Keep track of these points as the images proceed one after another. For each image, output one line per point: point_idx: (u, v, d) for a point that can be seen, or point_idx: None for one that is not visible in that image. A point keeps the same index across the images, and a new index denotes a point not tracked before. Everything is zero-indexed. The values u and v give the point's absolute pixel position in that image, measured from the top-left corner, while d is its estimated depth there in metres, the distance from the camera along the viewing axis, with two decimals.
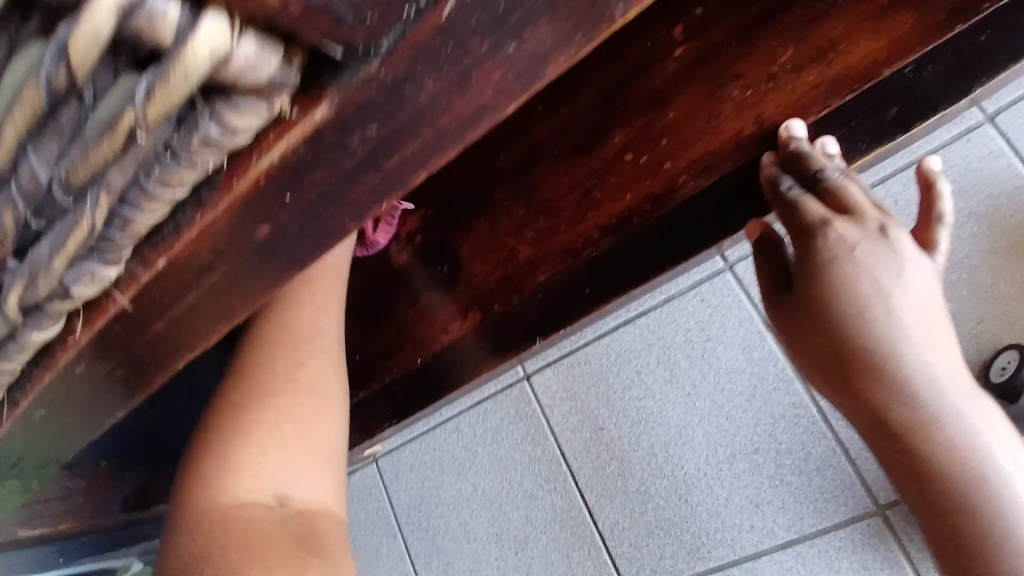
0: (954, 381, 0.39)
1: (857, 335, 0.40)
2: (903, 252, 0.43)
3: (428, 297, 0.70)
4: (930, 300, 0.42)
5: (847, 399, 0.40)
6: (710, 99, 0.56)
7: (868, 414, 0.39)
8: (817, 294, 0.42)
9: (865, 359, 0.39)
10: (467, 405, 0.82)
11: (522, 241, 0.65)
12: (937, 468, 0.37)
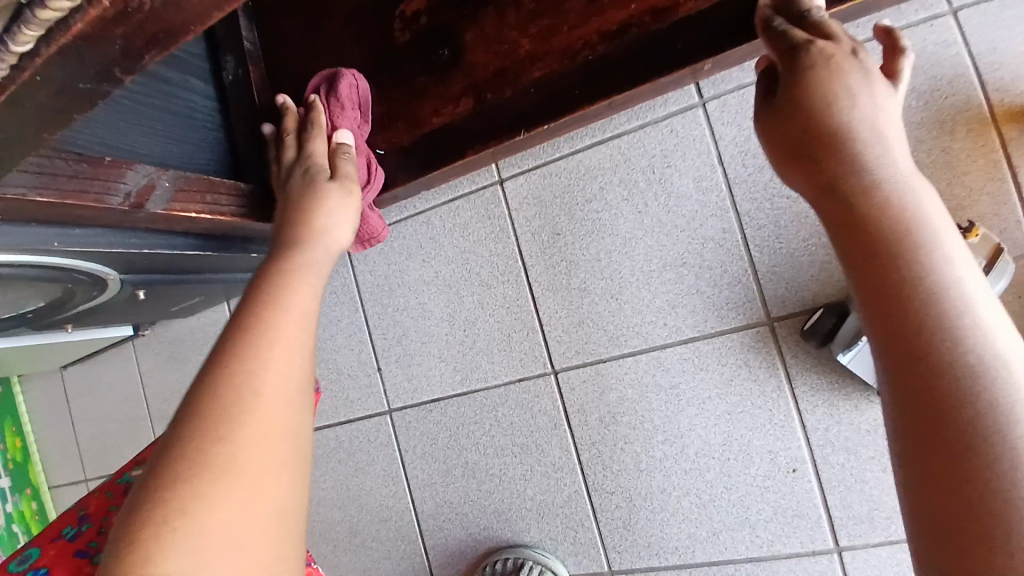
0: (896, 170, 0.42)
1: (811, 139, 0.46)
2: (873, 75, 0.49)
3: (425, 79, 0.75)
4: (891, 123, 0.47)
5: (811, 172, 0.45)
6: None
7: (823, 180, 0.44)
8: (797, 92, 0.47)
9: (816, 153, 0.45)
10: (440, 200, 0.89)
11: (525, 36, 0.70)
12: (885, 216, 0.39)
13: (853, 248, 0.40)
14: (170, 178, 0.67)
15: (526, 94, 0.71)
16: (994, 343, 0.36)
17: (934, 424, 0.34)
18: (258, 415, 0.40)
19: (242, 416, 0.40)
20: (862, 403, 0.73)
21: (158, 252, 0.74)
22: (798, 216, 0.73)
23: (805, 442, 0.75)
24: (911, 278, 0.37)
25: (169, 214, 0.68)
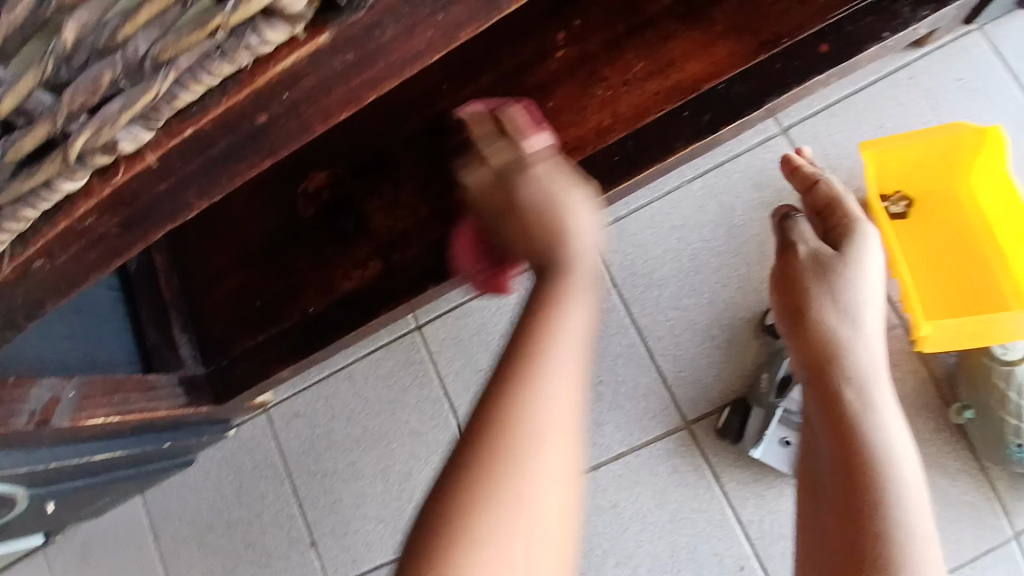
0: (871, 358, 0.57)
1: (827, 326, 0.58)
2: (862, 261, 0.61)
3: (331, 247, 0.79)
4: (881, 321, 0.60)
5: (795, 331, 0.60)
6: (580, 96, 0.73)
7: (802, 338, 0.59)
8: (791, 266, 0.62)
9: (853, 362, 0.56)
10: (359, 355, 0.90)
11: (421, 200, 0.77)
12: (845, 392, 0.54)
13: (828, 412, 0.55)
14: (76, 387, 0.66)
15: (425, 248, 0.76)
16: (908, 497, 0.50)
17: (853, 570, 0.48)
18: (544, 451, 0.42)
19: (536, 448, 0.42)
20: (785, 488, 0.77)
21: (65, 463, 0.68)
22: (690, 323, 0.81)
23: (746, 537, 0.77)
24: (858, 442, 0.52)
25: (76, 426, 0.64)
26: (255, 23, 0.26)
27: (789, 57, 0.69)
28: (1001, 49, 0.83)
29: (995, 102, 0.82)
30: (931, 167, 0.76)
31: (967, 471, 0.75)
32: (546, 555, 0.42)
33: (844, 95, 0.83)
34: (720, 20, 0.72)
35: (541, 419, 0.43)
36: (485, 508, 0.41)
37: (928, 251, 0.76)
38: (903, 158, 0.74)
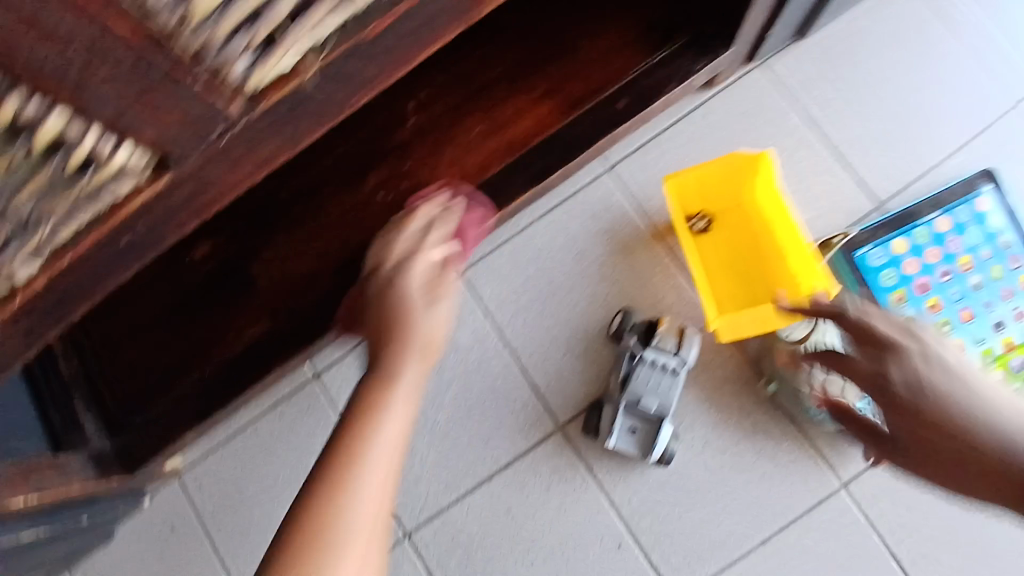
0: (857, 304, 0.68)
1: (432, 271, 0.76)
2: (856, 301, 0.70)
3: (225, 312, 0.89)
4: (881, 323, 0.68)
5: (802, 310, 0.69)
6: (433, 155, 0.86)
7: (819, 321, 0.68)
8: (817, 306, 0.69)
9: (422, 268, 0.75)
10: (264, 407, 0.98)
11: (303, 260, 0.88)
12: (854, 319, 0.65)
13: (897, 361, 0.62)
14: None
15: (311, 302, 0.88)
16: (930, 358, 0.60)
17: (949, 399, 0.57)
18: (371, 481, 0.58)
19: (351, 532, 0.56)
20: (646, 469, 0.91)
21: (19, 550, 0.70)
22: (552, 337, 0.95)
23: (621, 517, 0.91)
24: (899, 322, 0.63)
25: (13, 510, 0.67)
26: (105, 180, 0.39)
27: (596, 113, 0.85)
28: (779, 80, 0.95)
29: (778, 126, 0.95)
30: (724, 188, 0.91)
31: (787, 433, 0.91)
32: (378, 491, 0.59)
33: (654, 135, 0.96)
34: (540, 84, 0.86)
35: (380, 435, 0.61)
36: (342, 497, 0.57)
37: (729, 258, 0.91)
38: (699, 184, 0.90)
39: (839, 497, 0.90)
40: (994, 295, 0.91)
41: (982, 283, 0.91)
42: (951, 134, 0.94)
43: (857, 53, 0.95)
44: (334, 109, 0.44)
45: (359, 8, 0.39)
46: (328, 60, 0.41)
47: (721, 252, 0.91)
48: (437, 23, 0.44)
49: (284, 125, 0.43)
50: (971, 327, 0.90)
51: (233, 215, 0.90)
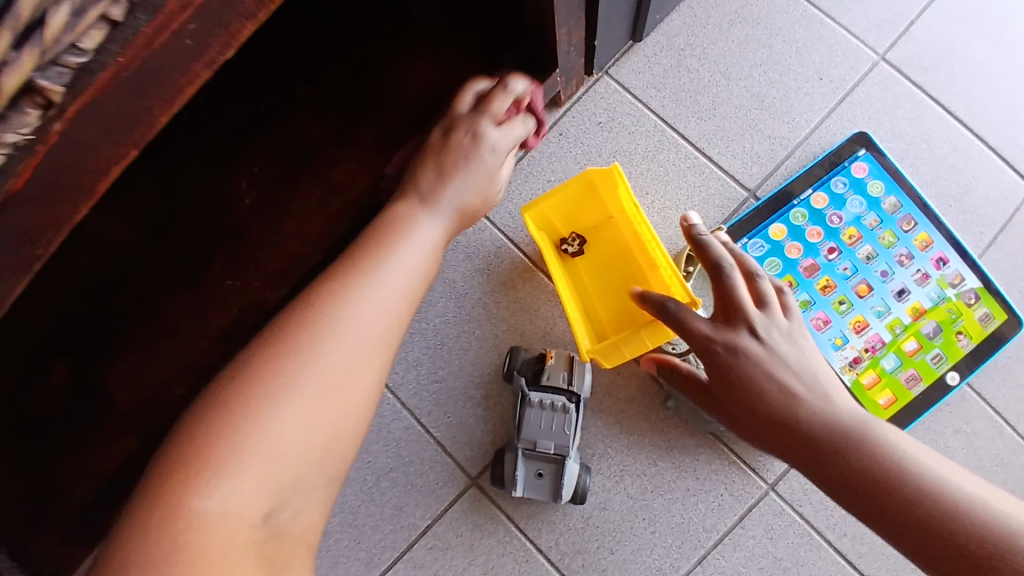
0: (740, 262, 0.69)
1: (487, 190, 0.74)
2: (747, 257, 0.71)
3: (89, 433, 0.83)
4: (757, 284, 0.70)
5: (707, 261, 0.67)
6: (274, 231, 0.82)
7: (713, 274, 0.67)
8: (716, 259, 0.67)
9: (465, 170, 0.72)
10: None
11: (160, 363, 0.82)
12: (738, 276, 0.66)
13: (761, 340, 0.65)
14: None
15: (177, 408, 0.82)
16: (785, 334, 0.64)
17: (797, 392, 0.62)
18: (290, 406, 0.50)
19: (308, 356, 0.52)
20: (567, 508, 0.87)
21: None
22: (450, 389, 0.90)
23: (549, 561, 0.87)
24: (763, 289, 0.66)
25: None
26: None
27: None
28: (627, 84, 0.92)
29: (638, 130, 0.91)
30: (588, 206, 0.83)
31: (703, 445, 0.87)
32: (311, 474, 0.50)
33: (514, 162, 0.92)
34: (372, 137, 0.82)
35: (375, 316, 0.55)
36: (228, 478, 0.47)
37: (608, 279, 0.83)
38: (558, 209, 0.83)
39: (769, 500, 0.86)
40: (890, 262, 0.86)
41: (874, 253, 0.86)
42: (814, 103, 0.91)
43: (701, 41, 0.92)
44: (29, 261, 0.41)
45: None
46: None
47: (599, 273, 0.84)
48: (110, 145, 0.40)
49: None
50: (870, 299, 0.85)
51: (79, 325, 0.83)
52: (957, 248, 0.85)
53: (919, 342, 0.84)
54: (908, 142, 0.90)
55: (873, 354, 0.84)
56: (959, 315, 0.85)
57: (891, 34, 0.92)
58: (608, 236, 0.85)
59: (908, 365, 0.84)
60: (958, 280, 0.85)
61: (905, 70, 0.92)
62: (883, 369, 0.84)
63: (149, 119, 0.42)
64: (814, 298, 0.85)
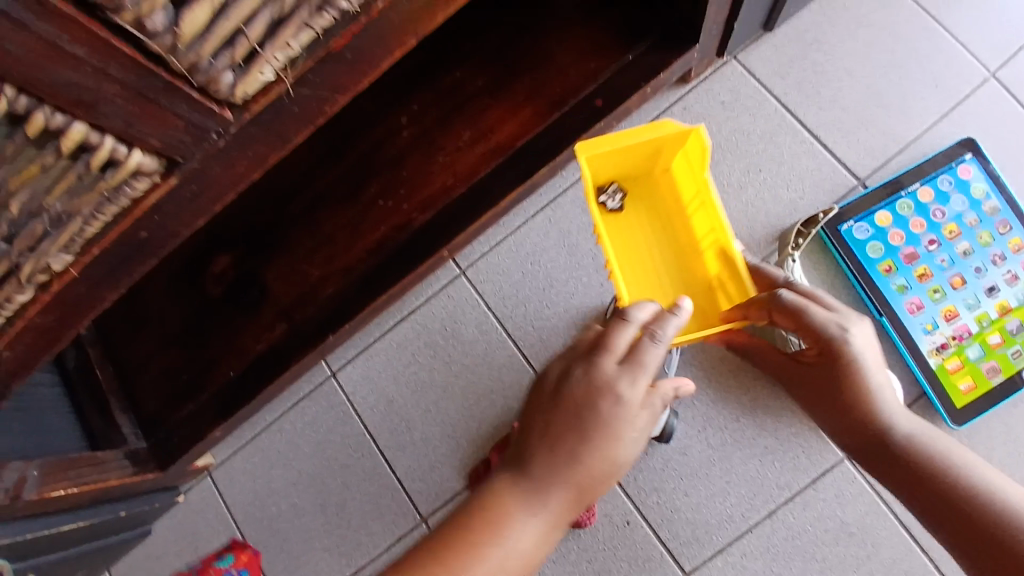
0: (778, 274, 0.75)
1: (636, 420, 0.57)
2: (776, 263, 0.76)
3: (239, 318, 0.93)
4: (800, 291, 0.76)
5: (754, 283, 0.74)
6: (426, 160, 0.92)
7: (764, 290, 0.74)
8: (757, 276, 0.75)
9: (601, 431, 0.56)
10: (281, 410, 1.02)
11: (310, 265, 0.92)
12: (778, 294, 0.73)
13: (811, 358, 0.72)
14: (37, 466, 0.74)
15: (321, 306, 0.92)
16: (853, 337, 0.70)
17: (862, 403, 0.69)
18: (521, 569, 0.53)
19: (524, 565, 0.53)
20: (650, 449, 0.94)
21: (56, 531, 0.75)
22: (553, 327, 0.99)
23: (628, 495, 0.94)
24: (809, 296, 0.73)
25: (43, 498, 0.72)
26: (122, 171, 0.44)
27: (576, 113, 0.90)
28: (752, 70, 1.00)
29: (758, 112, 0.99)
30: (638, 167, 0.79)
31: (787, 407, 0.93)
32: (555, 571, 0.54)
33: None
34: (523, 88, 0.92)
35: (607, 471, 0.56)
36: None
37: (639, 235, 0.82)
38: (612, 160, 0.75)
39: (844, 467, 0.91)
40: (984, 260, 0.91)
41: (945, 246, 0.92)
42: (929, 106, 0.97)
43: (824, 39, 0.99)
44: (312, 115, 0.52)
45: (325, 25, 0.45)
46: (300, 72, 0.47)
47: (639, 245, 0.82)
48: (397, 33, 0.50)
49: (270, 130, 0.50)
50: (963, 291, 0.91)
51: (248, 220, 0.94)
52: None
53: (1003, 337, 0.90)
54: (1018, 152, 0.95)
55: (959, 342, 0.90)
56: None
57: (1015, 51, 0.97)
58: (645, 190, 0.83)
59: (990, 357, 0.90)
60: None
61: (1011, 91, 0.97)
62: (966, 357, 0.90)
63: (428, 14, 0.51)
64: (911, 284, 0.91)
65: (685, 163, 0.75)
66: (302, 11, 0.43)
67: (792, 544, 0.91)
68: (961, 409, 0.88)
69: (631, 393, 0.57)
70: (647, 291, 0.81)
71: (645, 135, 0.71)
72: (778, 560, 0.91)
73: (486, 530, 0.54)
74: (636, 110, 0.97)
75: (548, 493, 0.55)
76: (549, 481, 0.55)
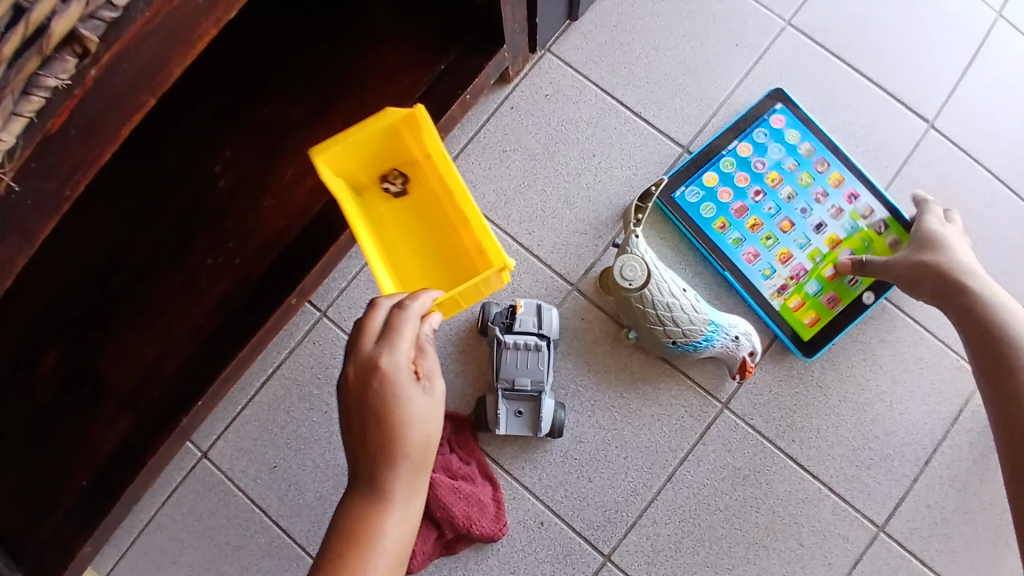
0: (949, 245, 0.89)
1: (418, 383, 0.61)
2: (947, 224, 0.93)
3: (82, 418, 0.85)
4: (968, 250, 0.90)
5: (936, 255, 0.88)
6: (252, 210, 0.87)
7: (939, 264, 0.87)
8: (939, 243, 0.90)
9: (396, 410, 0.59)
10: (158, 502, 0.95)
11: (150, 344, 0.85)
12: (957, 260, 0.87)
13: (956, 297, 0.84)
14: None
15: (171, 385, 0.85)
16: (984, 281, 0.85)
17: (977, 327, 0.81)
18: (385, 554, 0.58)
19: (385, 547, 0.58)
20: (546, 446, 0.95)
21: None
22: None
23: (534, 496, 0.94)
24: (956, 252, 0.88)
25: None
26: None
27: None
28: (568, 58, 1.02)
29: (581, 98, 1.01)
30: (388, 149, 0.82)
31: (663, 374, 0.96)
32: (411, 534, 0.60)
33: (471, 136, 1.00)
34: (340, 116, 0.89)
35: (423, 441, 0.60)
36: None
37: (411, 218, 0.85)
38: (354, 145, 0.77)
39: (725, 417, 0.96)
40: (809, 200, 0.98)
41: (796, 192, 0.98)
42: (733, 65, 1.03)
43: (628, 19, 1.04)
44: (53, 203, 0.47)
45: (36, 108, 0.40)
46: (22, 163, 0.42)
47: (405, 218, 0.85)
48: (134, 95, 0.46)
49: (5, 229, 0.45)
50: (794, 234, 0.98)
51: (67, 311, 0.85)
52: (867, 184, 0.98)
53: (839, 269, 0.97)
54: (815, 94, 1.04)
55: (797, 281, 0.97)
56: (869, 243, 0.97)
57: (794, 3, 1.06)
58: (419, 176, 0.85)
59: (829, 289, 0.97)
60: (869, 212, 0.97)
61: (809, 34, 1.05)
62: (806, 293, 0.97)
63: (167, 72, 0.48)
64: (744, 235, 0.97)
65: (432, 147, 0.77)
66: (2, 101, 0.38)
67: (695, 500, 0.94)
68: (811, 341, 0.96)
69: (395, 359, 0.60)
70: (416, 272, 0.84)
71: (367, 127, 0.75)
72: (686, 520, 0.94)
73: (356, 550, 0.57)
74: (462, 118, 0.96)
75: (389, 490, 0.59)
76: (382, 483, 0.59)
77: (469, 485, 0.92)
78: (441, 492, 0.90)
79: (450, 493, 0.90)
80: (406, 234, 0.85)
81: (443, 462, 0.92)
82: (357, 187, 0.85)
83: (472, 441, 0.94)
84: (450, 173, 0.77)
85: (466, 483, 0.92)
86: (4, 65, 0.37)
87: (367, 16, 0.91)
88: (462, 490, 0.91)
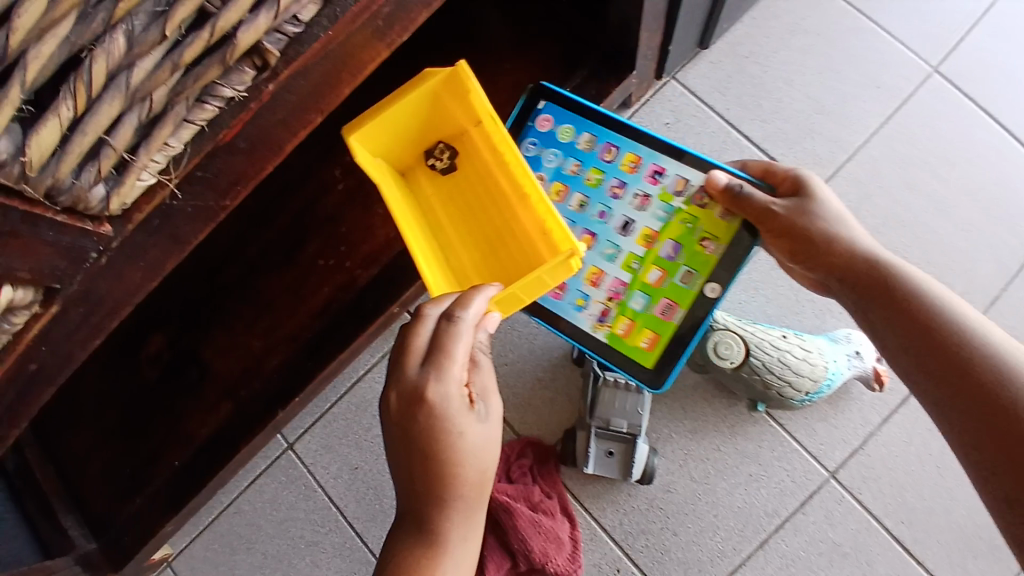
0: None
1: (472, 410, 0.54)
2: None
3: (181, 402, 0.86)
4: None
5: None
6: (365, 215, 0.87)
7: None
8: None
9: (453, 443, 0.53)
10: (240, 488, 0.96)
11: (253, 336, 0.86)
12: None
13: None
14: None
15: (268, 380, 0.86)
16: None
17: None
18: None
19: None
20: (631, 490, 0.90)
21: None
22: (519, 371, 0.94)
23: (613, 541, 0.89)
24: None
25: None
26: None
27: None
28: (693, 87, 0.97)
29: (704, 130, 0.96)
30: (432, 123, 0.70)
31: (766, 431, 0.90)
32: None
33: None
34: None
35: (479, 476, 0.55)
36: None
37: (462, 204, 0.72)
38: (391, 125, 0.67)
39: (829, 487, 0.89)
40: (604, 197, 0.68)
41: (585, 200, 0.68)
42: (871, 109, 0.96)
43: (760, 52, 0.98)
44: (211, 211, 0.46)
45: (207, 117, 0.39)
46: (187, 170, 0.41)
47: (456, 202, 0.72)
48: (301, 110, 0.45)
49: (165, 235, 0.44)
50: (596, 247, 0.67)
51: (180, 295, 0.88)
52: (669, 151, 0.67)
53: (661, 270, 0.66)
54: (961, 148, 0.94)
55: (618, 301, 0.67)
56: (695, 223, 0.66)
57: (943, 48, 0.97)
58: (468, 149, 0.72)
59: (658, 297, 0.66)
60: (683, 186, 0.67)
61: (956, 83, 0.96)
62: (633, 311, 0.66)
63: (333, 89, 0.46)
64: None
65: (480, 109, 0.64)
66: (178, 108, 0.38)
67: (787, 573, 0.87)
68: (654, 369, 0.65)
69: (446, 387, 0.53)
70: (472, 264, 0.70)
71: (406, 96, 0.64)
72: None
73: None
74: None
75: (445, 535, 0.53)
76: (434, 527, 0.53)
77: (549, 519, 0.88)
78: (521, 522, 0.87)
79: (528, 526, 0.87)
80: (455, 221, 0.71)
81: (523, 492, 0.89)
82: (403, 170, 0.74)
83: (553, 474, 0.91)
84: (502, 136, 0.62)
85: (546, 517, 0.88)
86: (184, 70, 0.37)
87: (496, 31, 0.89)
88: (541, 524, 0.87)
